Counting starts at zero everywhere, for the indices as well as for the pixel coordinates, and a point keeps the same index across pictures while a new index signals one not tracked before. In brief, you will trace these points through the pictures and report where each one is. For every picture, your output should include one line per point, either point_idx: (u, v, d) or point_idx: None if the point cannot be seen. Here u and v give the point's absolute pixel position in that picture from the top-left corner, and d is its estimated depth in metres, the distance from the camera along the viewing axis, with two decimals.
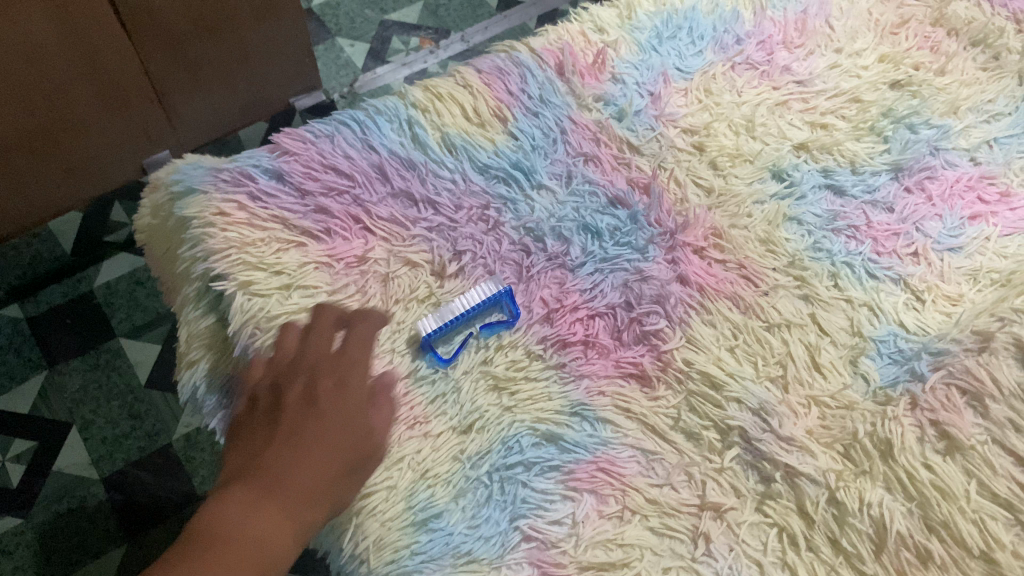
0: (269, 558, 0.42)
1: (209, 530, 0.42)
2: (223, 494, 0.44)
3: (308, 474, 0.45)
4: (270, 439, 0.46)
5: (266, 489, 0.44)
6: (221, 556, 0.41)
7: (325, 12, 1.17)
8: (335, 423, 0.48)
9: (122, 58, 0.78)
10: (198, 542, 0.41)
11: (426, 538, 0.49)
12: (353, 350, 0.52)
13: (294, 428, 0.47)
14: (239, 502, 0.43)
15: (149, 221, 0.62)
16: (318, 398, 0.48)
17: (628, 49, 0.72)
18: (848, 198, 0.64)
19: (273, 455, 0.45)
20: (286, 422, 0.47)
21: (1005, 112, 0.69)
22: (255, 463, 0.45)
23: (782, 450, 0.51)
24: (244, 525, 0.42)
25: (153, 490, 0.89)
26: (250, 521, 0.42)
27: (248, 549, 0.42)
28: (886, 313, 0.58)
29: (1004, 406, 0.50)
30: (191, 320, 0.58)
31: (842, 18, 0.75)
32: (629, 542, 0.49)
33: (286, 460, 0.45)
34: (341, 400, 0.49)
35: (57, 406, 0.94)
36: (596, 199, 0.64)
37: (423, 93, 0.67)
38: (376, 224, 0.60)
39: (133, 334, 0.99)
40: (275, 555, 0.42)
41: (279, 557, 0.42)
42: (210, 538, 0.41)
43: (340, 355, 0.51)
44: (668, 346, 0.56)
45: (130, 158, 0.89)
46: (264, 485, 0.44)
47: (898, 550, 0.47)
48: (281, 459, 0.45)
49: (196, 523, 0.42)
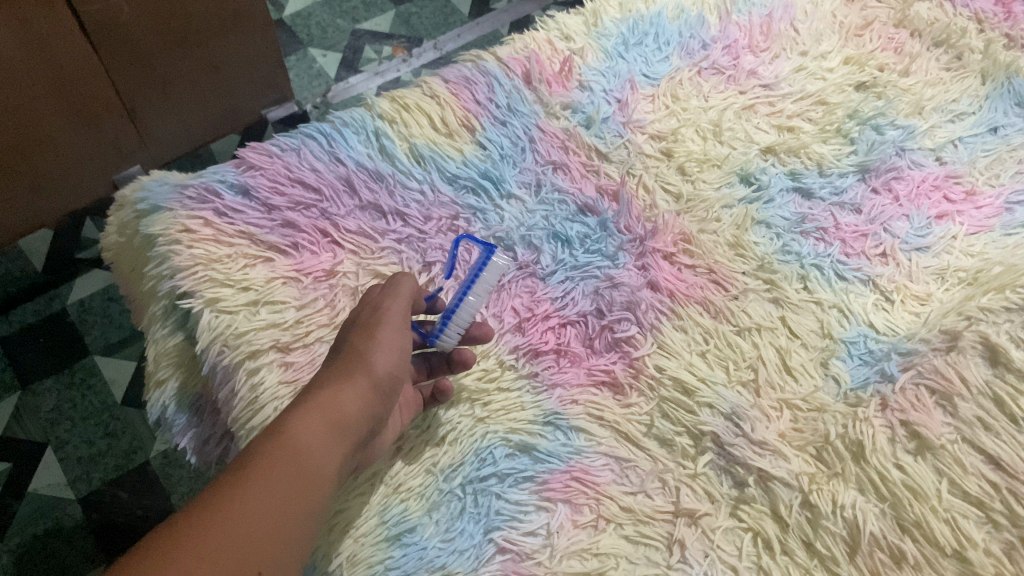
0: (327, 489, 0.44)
1: (288, 451, 0.43)
2: (296, 417, 0.45)
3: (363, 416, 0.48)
4: (329, 379, 0.49)
5: (336, 423, 0.46)
6: (291, 483, 0.42)
7: (296, 22, 1.15)
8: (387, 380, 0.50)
9: (89, 71, 0.75)
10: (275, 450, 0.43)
11: (399, 554, 0.48)
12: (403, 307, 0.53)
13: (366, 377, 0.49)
14: (316, 431, 0.45)
15: (114, 239, 0.61)
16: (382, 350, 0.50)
17: (595, 57, 0.72)
18: (815, 200, 0.65)
19: (341, 394, 0.47)
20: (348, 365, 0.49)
21: (970, 111, 0.70)
22: (322, 395, 0.47)
23: (754, 454, 0.51)
24: (312, 456, 0.44)
25: (131, 508, 0.83)
26: (319, 450, 0.44)
27: (313, 472, 0.44)
28: (855, 314, 0.58)
29: (972, 404, 0.50)
30: (158, 338, 0.57)
31: (806, 21, 0.76)
32: (605, 551, 0.49)
33: (350, 400, 0.48)
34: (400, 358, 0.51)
35: (31, 426, 0.86)
36: (565, 207, 0.64)
37: (390, 104, 0.67)
38: (345, 237, 0.60)
39: (109, 351, 0.91)
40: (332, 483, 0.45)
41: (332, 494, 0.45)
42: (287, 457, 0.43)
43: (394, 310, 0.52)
44: (640, 353, 0.56)
45: (99, 174, 0.87)
46: (331, 416, 0.46)
47: (872, 551, 0.47)
48: (349, 399, 0.47)
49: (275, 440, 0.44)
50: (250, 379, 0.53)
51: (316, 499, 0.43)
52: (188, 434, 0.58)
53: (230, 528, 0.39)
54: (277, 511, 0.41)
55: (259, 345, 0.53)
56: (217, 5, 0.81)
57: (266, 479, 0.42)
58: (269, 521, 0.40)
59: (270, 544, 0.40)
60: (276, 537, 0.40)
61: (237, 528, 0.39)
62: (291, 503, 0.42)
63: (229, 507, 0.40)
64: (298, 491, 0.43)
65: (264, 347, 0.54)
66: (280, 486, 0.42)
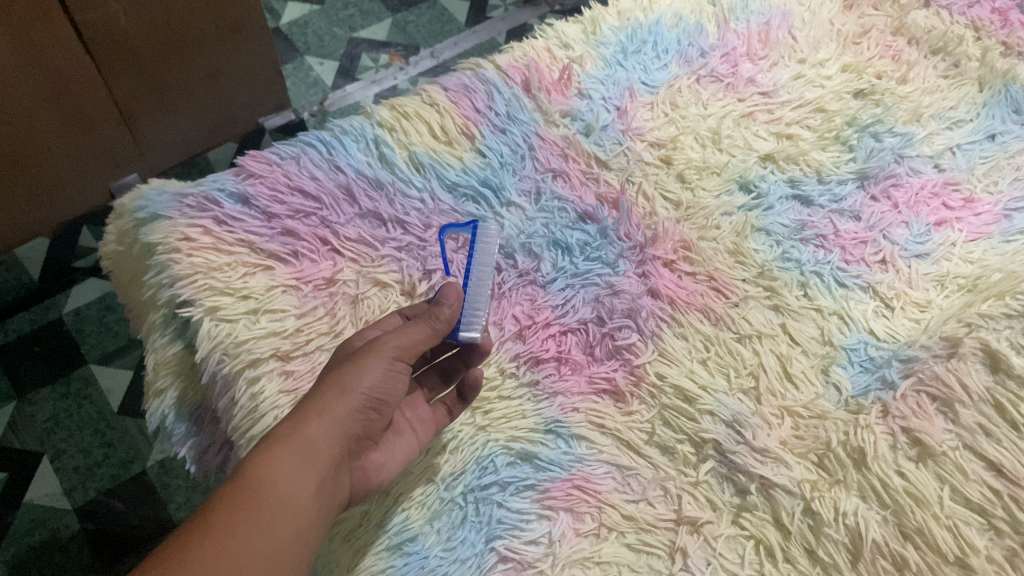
0: (302, 522, 0.42)
1: (252, 486, 0.42)
2: (262, 451, 0.44)
3: (336, 445, 0.46)
4: (303, 408, 0.46)
5: (306, 453, 0.44)
6: (258, 518, 0.41)
7: (293, 31, 1.15)
8: (367, 408, 0.48)
9: (86, 79, 0.75)
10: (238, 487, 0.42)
11: (400, 563, 0.48)
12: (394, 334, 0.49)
13: (341, 405, 0.47)
14: (283, 462, 0.43)
15: (113, 248, 0.61)
16: (362, 378, 0.48)
17: (594, 65, 0.72)
18: (814, 208, 0.65)
19: (311, 424, 0.45)
20: (321, 394, 0.47)
21: (967, 118, 0.70)
22: (291, 424, 0.45)
23: (756, 462, 0.51)
24: (279, 488, 0.42)
25: (128, 518, 0.81)
26: (286, 486, 0.42)
27: (273, 510, 0.41)
28: (856, 321, 0.58)
29: (973, 411, 0.51)
30: (157, 347, 0.57)
31: (804, 29, 0.76)
32: (608, 559, 0.49)
33: (322, 430, 0.46)
34: (385, 385, 0.49)
35: (26, 436, 0.85)
36: (565, 214, 0.64)
37: (389, 112, 0.67)
38: (345, 245, 0.60)
39: (105, 360, 0.90)
40: (308, 515, 0.43)
41: (312, 526, 0.43)
42: (251, 492, 0.42)
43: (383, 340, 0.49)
44: (640, 360, 0.56)
45: (96, 183, 0.87)
46: (301, 445, 0.44)
47: (874, 558, 0.47)
48: (321, 428, 0.45)
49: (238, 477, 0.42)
50: (249, 388, 0.52)
51: (289, 532, 0.42)
52: (188, 444, 0.57)
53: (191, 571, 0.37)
54: (244, 549, 0.39)
55: (258, 353, 0.53)
56: (215, 13, 0.81)
57: (228, 515, 0.40)
58: (234, 560, 0.39)
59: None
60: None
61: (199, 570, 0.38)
62: (258, 538, 0.40)
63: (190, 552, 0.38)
64: (266, 525, 0.41)
65: (264, 356, 0.53)
66: (245, 523, 0.40)
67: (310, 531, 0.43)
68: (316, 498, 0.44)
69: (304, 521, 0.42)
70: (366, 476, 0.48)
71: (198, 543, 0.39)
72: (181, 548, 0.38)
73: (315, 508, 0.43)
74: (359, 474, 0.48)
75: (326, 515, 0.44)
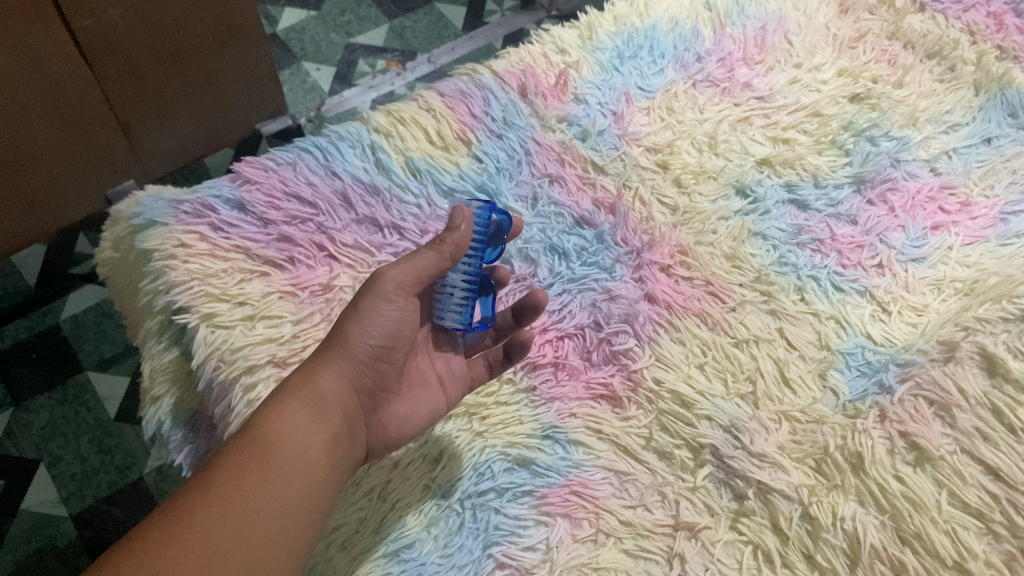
0: (311, 477, 0.44)
1: (259, 441, 0.43)
2: (269, 407, 0.45)
3: (343, 398, 0.48)
4: (312, 361, 0.49)
5: (316, 407, 0.46)
6: (264, 474, 0.42)
7: (290, 37, 1.15)
8: (373, 359, 0.50)
9: (82, 84, 0.75)
10: (244, 443, 0.43)
11: (398, 570, 0.48)
12: (397, 276, 0.50)
13: (345, 357, 0.49)
14: (291, 417, 0.45)
15: (110, 254, 0.61)
16: (363, 329, 0.49)
17: (590, 70, 0.72)
18: (812, 212, 0.65)
19: (319, 376, 0.48)
20: (328, 348, 0.49)
21: (963, 122, 0.70)
22: (301, 376, 0.48)
23: (754, 467, 0.51)
24: (287, 444, 0.44)
25: (125, 526, 0.80)
26: (296, 437, 0.44)
27: (284, 462, 0.43)
28: (853, 325, 0.58)
29: (971, 415, 0.50)
30: (153, 354, 0.56)
31: (800, 33, 0.76)
32: (605, 565, 0.49)
33: (330, 383, 0.48)
34: (391, 333, 0.51)
35: (23, 443, 0.84)
36: (562, 220, 0.64)
37: (386, 117, 0.67)
38: (341, 250, 0.60)
39: (102, 367, 0.89)
40: (317, 470, 0.44)
41: (322, 480, 0.44)
42: (256, 448, 0.43)
43: (389, 280, 0.50)
44: (637, 365, 0.56)
45: (93, 189, 0.87)
46: (309, 399, 0.46)
47: (872, 564, 0.47)
48: (328, 382, 0.48)
49: (245, 432, 0.44)
50: (246, 395, 0.52)
51: (297, 488, 0.43)
52: (183, 451, 0.57)
53: (199, 530, 0.39)
54: (254, 498, 0.41)
55: (255, 360, 0.53)
56: (210, 19, 0.81)
57: (236, 473, 0.42)
58: (241, 519, 0.40)
59: (248, 543, 0.40)
60: (255, 533, 0.40)
61: (206, 529, 0.39)
62: (264, 496, 0.42)
63: (197, 511, 0.40)
64: (274, 480, 0.43)
65: (260, 362, 0.53)
66: (251, 480, 0.42)
67: (320, 487, 0.44)
68: (326, 452, 0.45)
69: (314, 475, 0.44)
70: (383, 431, 0.51)
71: (204, 501, 0.40)
72: (188, 505, 0.40)
73: (324, 463, 0.45)
74: (375, 428, 0.51)
75: (338, 468, 0.46)
